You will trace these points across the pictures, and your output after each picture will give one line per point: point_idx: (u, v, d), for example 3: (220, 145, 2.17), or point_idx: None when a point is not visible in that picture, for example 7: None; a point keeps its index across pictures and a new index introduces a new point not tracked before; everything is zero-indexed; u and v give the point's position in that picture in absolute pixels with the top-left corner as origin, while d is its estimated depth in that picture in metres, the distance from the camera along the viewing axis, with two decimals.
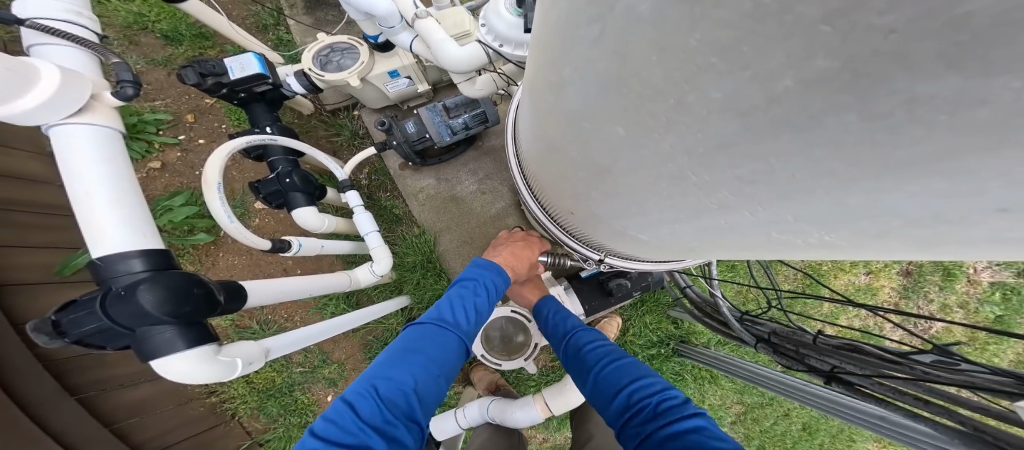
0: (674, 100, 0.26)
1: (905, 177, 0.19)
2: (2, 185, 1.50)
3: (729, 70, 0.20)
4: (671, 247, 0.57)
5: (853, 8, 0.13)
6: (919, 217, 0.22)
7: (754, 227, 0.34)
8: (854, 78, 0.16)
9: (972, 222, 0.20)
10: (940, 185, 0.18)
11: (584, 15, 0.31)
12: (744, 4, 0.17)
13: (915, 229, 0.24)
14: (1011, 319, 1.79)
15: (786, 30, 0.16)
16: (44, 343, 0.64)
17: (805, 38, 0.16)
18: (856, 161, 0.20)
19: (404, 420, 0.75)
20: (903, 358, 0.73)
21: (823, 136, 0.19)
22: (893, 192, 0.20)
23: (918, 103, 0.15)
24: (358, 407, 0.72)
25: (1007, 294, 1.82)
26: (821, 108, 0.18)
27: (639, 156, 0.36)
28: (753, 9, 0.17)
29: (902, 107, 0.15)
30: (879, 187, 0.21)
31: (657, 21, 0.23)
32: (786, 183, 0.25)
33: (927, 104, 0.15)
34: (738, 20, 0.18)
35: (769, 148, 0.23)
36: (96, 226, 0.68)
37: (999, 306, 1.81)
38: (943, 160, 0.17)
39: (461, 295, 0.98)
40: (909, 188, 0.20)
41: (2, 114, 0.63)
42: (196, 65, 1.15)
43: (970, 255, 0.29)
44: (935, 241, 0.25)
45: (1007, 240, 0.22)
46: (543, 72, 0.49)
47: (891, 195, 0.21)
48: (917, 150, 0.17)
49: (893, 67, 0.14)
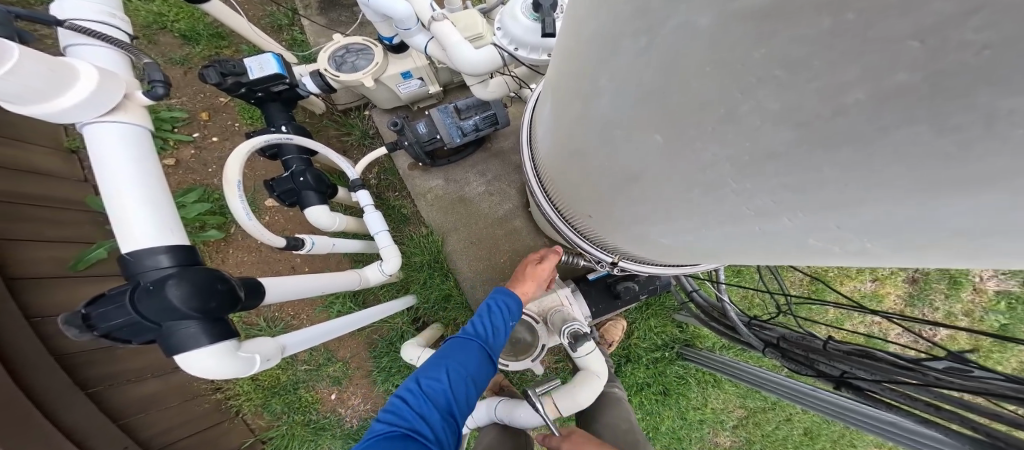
0: (727, 109, 0.27)
1: (964, 188, 0.20)
2: (19, 179, 1.51)
3: (792, 82, 0.21)
4: (693, 252, 0.59)
5: (948, 25, 0.14)
6: (971, 226, 0.23)
7: (791, 233, 0.34)
8: (931, 92, 0.16)
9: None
10: (1002, 198, 0.19)
11: (634, 26, 0.32)
12: (823, 21, 0.18)
13: (962, 238, 0.24)
14: (1016, 327, 1.80)
15: (863, 46, 0.17)
16: (75, 336, 0.65)
17: (886, 54, 0.17)
18: (919, 170, 0.20)
19: (446, 415, 0.80)
20: (914, 363, 0.74)
21: (886, 147, 0.20)
22: (948, 203, 0.21)
23: (996, 118, 0.15)
24: (410, 401, 0.79)
25: (1012, 304, 1.83)
26: (888, 120, 0.19)
27: (675, 163, 0.37)
28: (832, 26, 0.18)
29: (977, 121, 0.16)
30: (934, 197, 0.21)
31: (720, 35, 0.24)
32: (833, 192, 0.26)
33: (1004, 120, 0.15)
34: (815, 35, 0.19)
35: (825, 158, 0.24)
36: (127, 223, 0.70)
37: (1004, 315, 1.82)
38: (1011, 175, 0.17)
39: (490, 309, 0.99)
40: (966, 199, 0.20)
41: (41, 111, 0.65)
42: (217, 65, 1.17)
43: (1004, 263, 0.30)
44: (979, 250, 0.26)
45: None
46: (576, 78, 0.50)
47: (948, 204, 0.21)
48: (985, 164, 0.18)
49: (978, 84, 0.15)
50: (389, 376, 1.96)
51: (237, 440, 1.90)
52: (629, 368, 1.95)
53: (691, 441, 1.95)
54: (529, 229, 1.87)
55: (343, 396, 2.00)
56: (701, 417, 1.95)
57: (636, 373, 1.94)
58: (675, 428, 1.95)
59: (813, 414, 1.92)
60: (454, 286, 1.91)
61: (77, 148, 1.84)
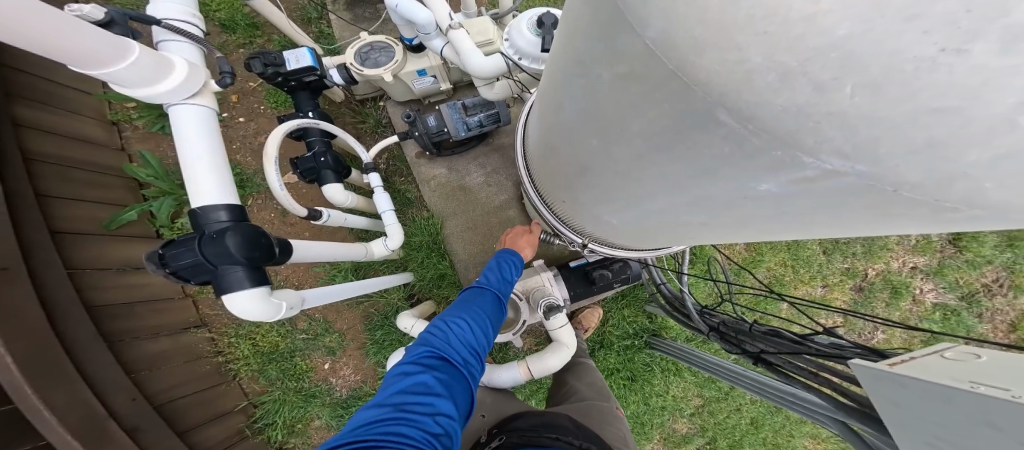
0: (619, 126, 0.47)
1: (710, 175, 0.41)
2: (63, 145, 1.72)
3: (636, 115, 0.42)
4: (632, 231, 0.79)
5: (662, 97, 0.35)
6: (729, 198, 0.44)
7: (668, 207, 0.55)
8: (674, 126, 0.38)
9: (747, 199, 0.42)
10: (721, 177, 0.40)
11: (573, 71, 0.51)
12: (638, 88, 0.38)
13: (732, 206, 0.45)
14: (946, 335, 2.04)
15: (650, 102, 0.38)
16: (150, 271, 0.82)
17: (656, 108, 0.38)
18: (690, 165, 0.41)
19: (469, 346, 0.96)
20: (805, 340, 1.09)
21: (674, 153, 0.41)
22: (707, 183, 0.43)
23: (696, 140, 0.37)
24: (438, 332, 0.95)
25: (946, 314, 2.06)
26: (670, 138, 0.40)
27: (604, 158, 0.57)
28: (641, 91, 0.38)
29: (692, 142, 0.38)
30: (702, 180, 0.43)
31: (608, 85, 0.44)
32: (669, 179, 0.47)
33: (698, 141, 0.37)
34: (637, 95, 0.39)
35: (659, 157, 0.44)
36: (197, 181, 0.91)
37: (937, 324, 2.05)
38: (715, 165, 0.38)
39: (501, 266, 1.21)
40: (711, 180, 0.42)
41: (147, 92, 0.89)
42: (262, 57, 1.37)
43: (785, 229, 0.51)
44: (751, 217, 0.47)
45: (773, 213, 0.43)
46: (549, 95, 0.69)
47: (708, 184, 0.43)
48: (705, 160, 0.39)
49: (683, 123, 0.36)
50: (382, 348, 2.15)
51: (229, 403, 2.05)
52: (601, 353, 2.16)
53: (652, 425, 2.16)
54: (521, 219, 2.07)
55: (336, 366, 2.20)
56: (663, 403, 2.17)
57: (608, 358, 2.16)
58: (639, 412, 2.16)
59: (759, 405, 2.15)
60: (450, 266, 2.12)
61: (118, 120, 2.07)
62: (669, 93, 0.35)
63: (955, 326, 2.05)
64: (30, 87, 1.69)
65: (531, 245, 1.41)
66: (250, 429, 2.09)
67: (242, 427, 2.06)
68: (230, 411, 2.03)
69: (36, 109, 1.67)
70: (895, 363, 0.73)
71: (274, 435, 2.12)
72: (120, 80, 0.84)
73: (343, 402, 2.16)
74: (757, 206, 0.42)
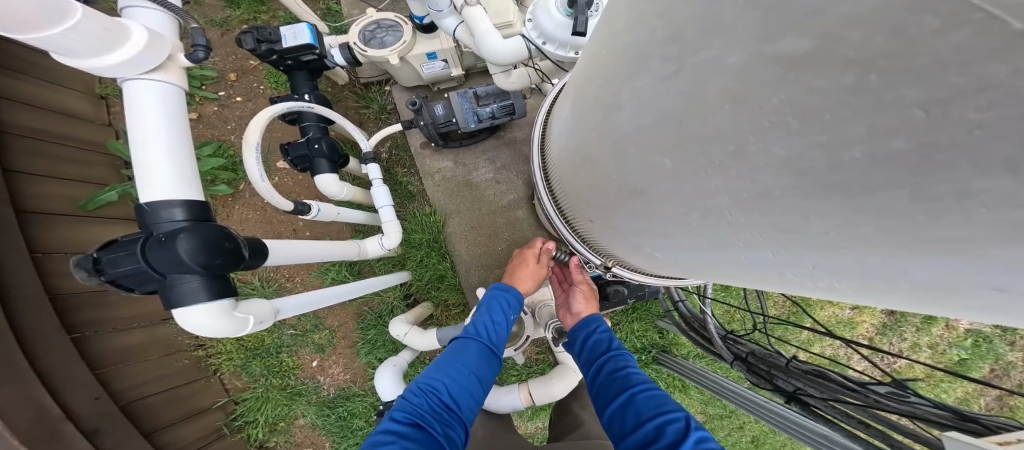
0: (734, 146, 0.29)
1: (938, 248, 0.23)
2: (40, 118, 1.57)
3: (801, 132, 0.24)
4: (680, 268, 0.62)
5: (953, 99, 0.16)
6: (933, 282, 0.26)
7: (772, 265, 0.38)
8: (922, 161, 0.19)
9: (993, 292, 0.24)
10: (969, 256, 0.22)
11: (663, 51, 0.34)
12: (847, 77, 0.20)
13: (933, 288, 0.27)
14: (974, 363, 1.87)
15: (877, 107, 0.19)
16: (81, 278, 0.67)
17: (896, 116, 0.18)
18: (890, 229, 0.24)
19: (449, 409, 0.86)
20: (861, 386, 0.92)
21: (868, 204, 0.23)
22: (913, 259, 0.25)
23: (968, 194, 0.18)
24: (413, 396, 0.86)
25: (977, 341, 1.89)
26: (877, 183, 0.22)
27: (677, 186, 0.40)
28: (854, 83, 0.19)
29: (952, 196, 0.19)
30: (899, 254, 0.25)
31: (740, 74, 0.26)
32: (817, 237, 0.29)
33: (975, 197, 0.18)
34: (835, 91, 0.20)
35: (815, 206, 0.27)
36: (149, 170, 0.75)
37: (966, 350, 1.88)
38: (981, 240, 0.20)
39: (491, 307, 1.09)
40: (925, 256, 0.24)
41: (88, 65, 0.72)
42: (254, 32, 1.20)
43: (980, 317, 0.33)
44: (943, 302, 0.30)
45: (1011, 311, 0.26)
46: (597, 90, 0.51)
47: (914, 261, 0.25)
48: (960, 230, 0.20)
49: (960, 161, 0.17)
50: (373, 348, 2.02)
51: (208, 400, 1.93)
52: None
53: None
54: (529, 221, 1.91)
55: (324, 364, 2.05)
56: None
57: None
58: None
59: (764, 425, 2.00)
60: (449, 268, 1.96)
61: (107, 95, 1.93)
62: (986, 92, 0.14)
63: (985, 354, 1.88)
64: (6, 54, 1.55)
65: (533, 280, 1.26)
66: (228, 428, 1.97)
67: (220, 425, 1.94)
68: (208, 409, 1.91)
69: (11, 77, 1.53)
70: (1004, 442, 0.56)
71: (253, 434, 1.99)
72: (59, 47, 0.67)
73: (331, 401, 2.03)
74: (1007, 301, 0.24)
